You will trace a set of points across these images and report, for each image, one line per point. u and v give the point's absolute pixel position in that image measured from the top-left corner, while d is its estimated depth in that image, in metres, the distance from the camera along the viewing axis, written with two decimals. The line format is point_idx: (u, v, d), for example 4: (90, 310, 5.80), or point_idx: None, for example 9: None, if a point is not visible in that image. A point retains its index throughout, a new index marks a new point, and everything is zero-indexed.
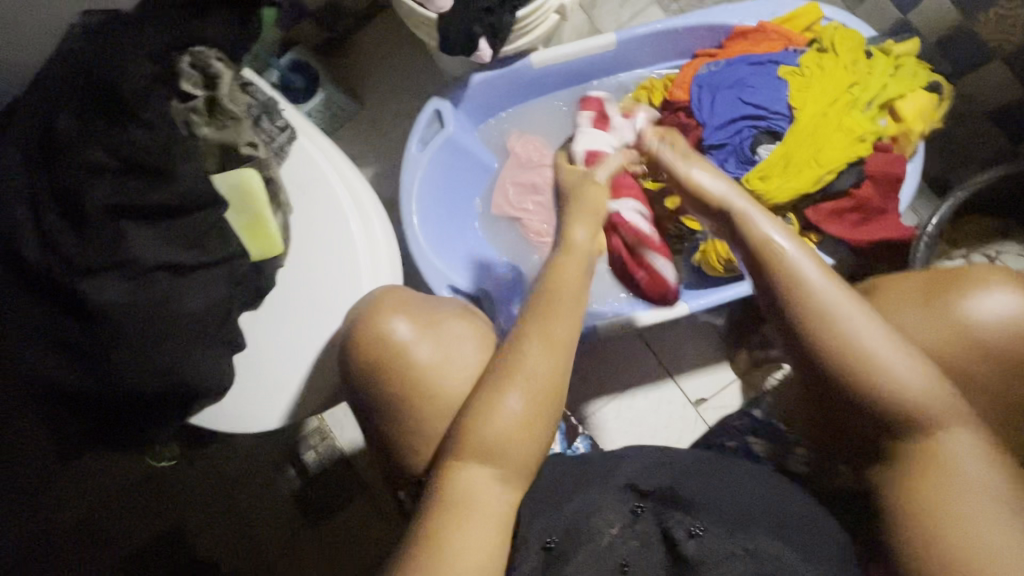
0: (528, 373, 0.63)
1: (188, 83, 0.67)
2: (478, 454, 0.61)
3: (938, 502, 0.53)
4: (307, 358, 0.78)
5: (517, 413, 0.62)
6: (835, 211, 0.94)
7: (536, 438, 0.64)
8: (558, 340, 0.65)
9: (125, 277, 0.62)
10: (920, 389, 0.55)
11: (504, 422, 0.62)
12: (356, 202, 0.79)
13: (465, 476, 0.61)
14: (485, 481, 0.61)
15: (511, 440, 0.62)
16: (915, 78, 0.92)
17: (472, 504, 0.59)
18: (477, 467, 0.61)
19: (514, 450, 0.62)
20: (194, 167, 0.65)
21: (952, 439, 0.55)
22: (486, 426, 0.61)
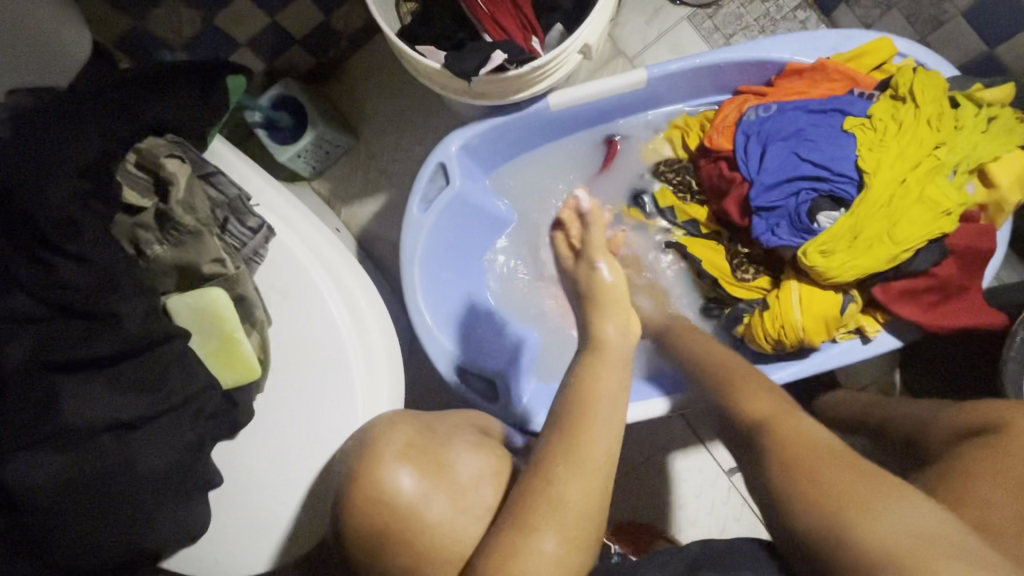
0: (565, 505, 0.53)
1: (133, 191, 0.56)
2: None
3: (825, 486, 0.50)
4: (296, 494, 0.65)
5: (556, 557, 0.52)
6: (909, 290, 0.80)
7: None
8: (596, 448, 0.56)
9: (64, 448, 0.50)
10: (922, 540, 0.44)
11: (540, 569, 0.51)
12: (350, 308, 0.67)
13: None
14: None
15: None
16: (1012, 134, 0.77)
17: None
18: None
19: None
20: (146, 303, 0.54)
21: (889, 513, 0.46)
22: (517, 573, 0.50)
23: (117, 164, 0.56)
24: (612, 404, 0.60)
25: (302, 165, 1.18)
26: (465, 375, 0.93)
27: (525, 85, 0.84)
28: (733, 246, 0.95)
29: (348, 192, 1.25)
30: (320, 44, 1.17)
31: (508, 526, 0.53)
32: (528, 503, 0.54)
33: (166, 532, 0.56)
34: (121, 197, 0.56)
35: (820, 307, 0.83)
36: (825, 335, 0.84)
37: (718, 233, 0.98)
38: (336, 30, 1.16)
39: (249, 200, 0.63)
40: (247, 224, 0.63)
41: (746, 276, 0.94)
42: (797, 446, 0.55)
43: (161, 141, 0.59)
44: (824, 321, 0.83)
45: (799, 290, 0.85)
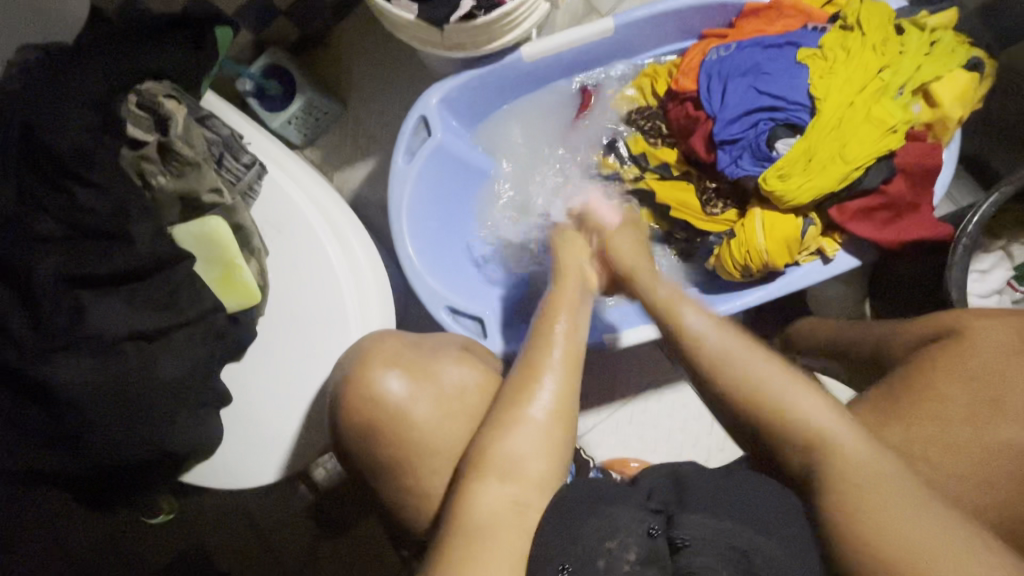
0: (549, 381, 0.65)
1: (137, 127, 0.61)
2: (500, 470, 0.59)
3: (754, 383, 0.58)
4: (298, 407, 0.72)
5: (539, 422, 0.62)
6: (863, 210, 0.85)
7: (559, 449, 0.62)
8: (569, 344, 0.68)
9: (92, 353, 0.58)
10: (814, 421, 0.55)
11: (527, 432, 0.62)
12: (338, 238, 0.73)
13: (485, 494, 0.58)
14: (505, 501, 0.58)
15: (535, 451, 0.61)
16: (953, 56, 0.82)
17: (493, 525, 0.56)
18: (492, 480, 0.59)
19: (536, 461, 0.61)
20: (153, 224, 0.60)
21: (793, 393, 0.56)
22: (505, 437, 0.61)
23: (119, 105, 0.61)
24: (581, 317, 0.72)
25: (293, 132, 1.24)
26: (453, 315, 0.98)
27: (496, 34, 0.89)
28: (702, 183, 1.00)
29: (339, 158, 1.31)
30: (305, 15, 1.22)
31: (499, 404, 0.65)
32: (516, 384, 0.65)
33: (184, 437, 0.64)
34: (125, 131, 0.61)
35: (782, 231, 0.88)
36: (787, 258, 0.90)
37: (688, 173, 1.03)
38: (320, 0, 1.21)
39: (242, 140, 0.70)
40: (241, 161, 0.69)
41: (715, 210, 0.98)
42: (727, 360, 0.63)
43: (159, 85, 0.64)
44: (786, 244, 0.88)
45: (762, 216, 0.90)
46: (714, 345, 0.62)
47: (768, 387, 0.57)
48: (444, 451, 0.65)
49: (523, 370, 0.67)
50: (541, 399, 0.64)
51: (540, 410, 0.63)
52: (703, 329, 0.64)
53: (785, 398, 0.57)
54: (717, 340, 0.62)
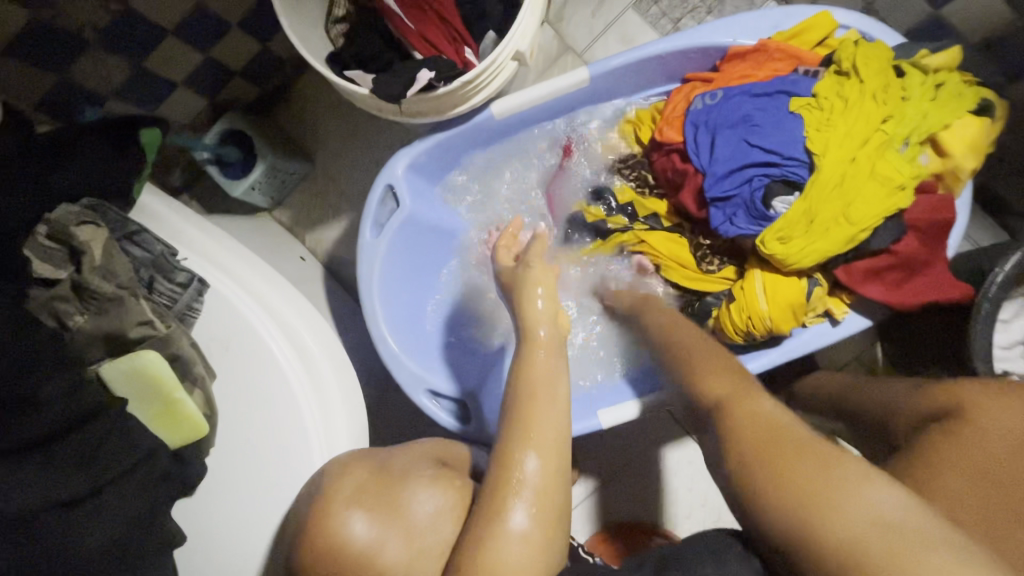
0: (525, 483, 0.57)
1: (44, 264, 0.54)
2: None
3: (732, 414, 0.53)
4: (256, 547, 0.64)
5: (525, 533, 0.54)
6: (872, 271, 0.78)
7: (550, 563, 0.55)
8: (549, 441, 0.59)
9: (1, 539, 0.48)
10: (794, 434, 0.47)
11: (515, 551, 0.53)
12: (293, 344, 0.65)
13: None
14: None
15: (524, 569, 0.53)
16: (961, 99, 0.75)
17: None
18: None
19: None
20: (69, 376, 0.52)
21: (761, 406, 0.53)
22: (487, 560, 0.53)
23: (25, 239, 0.54)
24: (561, 392, 0.64)
25: (258, 198, 1.17)
26: (434, 397, 0.91)
27: (458, 99, 0.82)
28: (695, 238, 0.94)
29: (310, 218, 1.24)
30: (263, 72, 1.15)
31: (480, 515, 0.57)
32: (494, 486, 0.57)
33: None
34: (31, 270, 0.54)
35: (785, 296, 0.81)
36: (793, 322, 0.82)
37: (681, 225, 0.97)
38: (276, 57, 1.14)
39: (175, 255, 0.61)
40: (175, 280, 0.61)
41: (711, 267, 0.92)
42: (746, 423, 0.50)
43: (74, 206, 0.57)
44: (791, 309, 0.81)
45: (762, 278, 0.83)
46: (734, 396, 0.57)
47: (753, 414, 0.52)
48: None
49: (491, 471, 0.59)
50: (518, 510, 0.55)
51: (520, 518, 0.55)
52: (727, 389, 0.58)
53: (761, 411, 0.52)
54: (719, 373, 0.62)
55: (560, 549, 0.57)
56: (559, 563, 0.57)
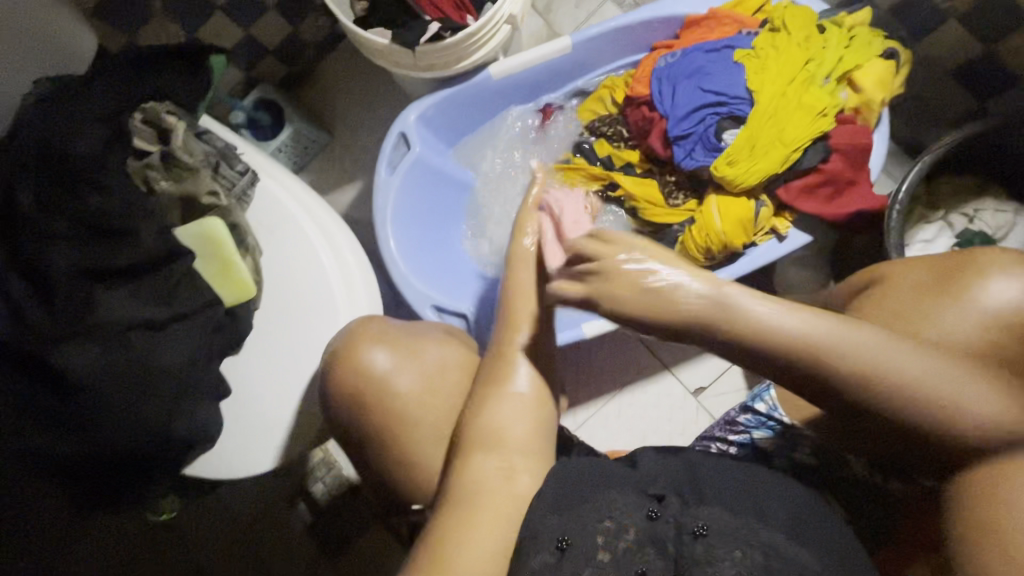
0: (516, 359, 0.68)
1: (140, 139, 0.69)
2: (485, 441, 0.63)
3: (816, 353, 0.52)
4: (292, 394, 0.77)
5: (519, 396, 0.66)
6: (806, 188, 0.94)
7: (543, 418, 0.67)
8: (528, 329, 0.69)
9: (99, 341, 0.63)
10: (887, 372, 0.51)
11: (505, 406, 0.65)
12: (324, 231, 0.80)
13: (475, 467, 0.62)
14: (491, 471, 0.62)
15: (516, 424, 0.64)
16: (870, 46, 0.92)
17: (486, 496, 0.60)
18: (489, 456, 0.62)
19: (518, 435, 0.64)
20: (157, 225, 0.67)
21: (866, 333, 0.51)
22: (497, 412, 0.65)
23: (127, 120, 0.69)
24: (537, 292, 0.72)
25: (284, 160, 1.33)
26: (439, 313, 1.04)
27: (462, 53, 0.99)
28: (662, 178, 1.08)
29: (327, 181, 1.39)
30: (292, 53, 1.33)
31: (482, 379, 0.68)
32: (492, 363, 0.68)
33: (185, 421, 0.68)
34: (132, 143, 0.69)
35: (736, 213, 0.96)
36: (744, 238, 0.97)
37: (650, 170, 1.11)
38: (304, 39, 1.32)
39: (235, 150, 0.79)
40: (235, 169, 0.77)
41: (677, 201, 1.07)
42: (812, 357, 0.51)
43: (162, 104, 0.73)
44: (741, 225, 0.96)
45: (717, 201, 0.97)
46: (806, 335, 0.51)
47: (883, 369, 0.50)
48: (425, 424, 0.69)
49: (489, 357, 0.69)
50: (519, 379, 0.66)
51: (521, 386, 0.66)
52: (794, 319, 0.51)
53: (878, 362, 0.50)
54: (860, 341, 0.51)
55: (551, 412, 0.68)
56: (552, 433, 0.67)
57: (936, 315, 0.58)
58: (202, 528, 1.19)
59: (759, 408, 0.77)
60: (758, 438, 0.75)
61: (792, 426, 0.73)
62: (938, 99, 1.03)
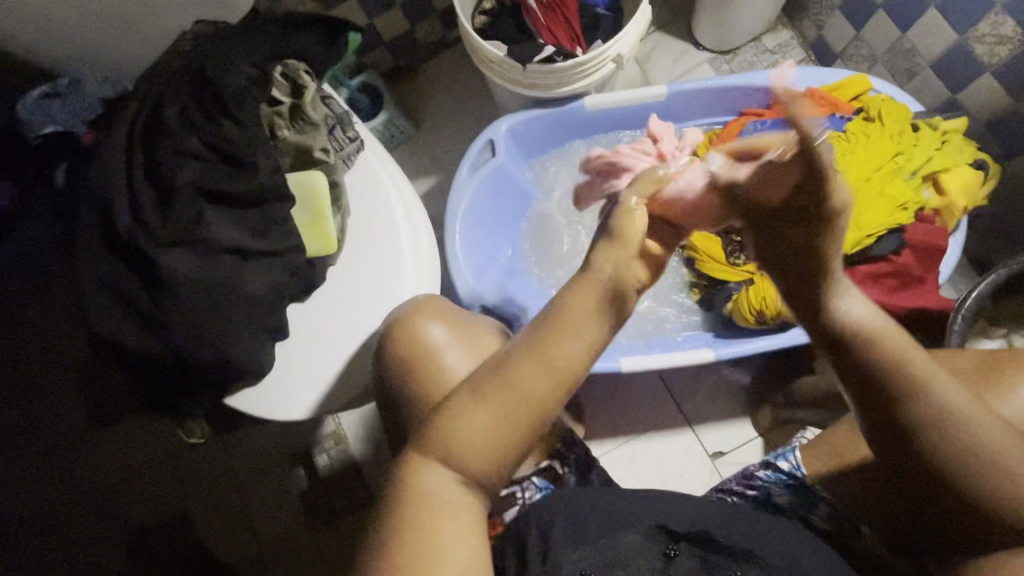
0: (518, 361, 0.51)
1: (278, 90, 0.76)
2: (448, 452, 0.51)
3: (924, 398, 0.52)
4: (342, 353, 0.80)
5: (488, 418, 0.50)
6: (873, 275, 0.94)
7: (521, 435, 0.50)
8: (562, 318, 0.51)
9: (197, 253, 0.69)
10: (988, 431, 0.51)
11: (471, 427, 0.50)
12: (406, 209, 0.85)
13: (429, 484, 0.51)
14: (451, 487, 0.51)
15: (486, 446, 0.50)
16: (961, 153, 0.94)
17: (441, 510, 0.50)
18: (444, 474, 0.51)
19: (484, 460, 0.50)
20: (274, 162, 0.72)
21: (971, 400, 0.52)
22: (459, 432, 0.50)
23: (270, 70, 0.75)
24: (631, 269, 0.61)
25: None
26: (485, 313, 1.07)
27: (567, 78, 1.04)
28: (728, 236, 1.11)
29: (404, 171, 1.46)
30: (402, 49, 1.43)
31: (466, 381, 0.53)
32: (484, 375, 0.52)
33: (247, 350, 0.72)
34: (271, 91, 0.75)
35: None
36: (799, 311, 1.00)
37: None
38: (417, 39, 1.41)
39: (351, 117, 0.82)
40: (346, 134, 0.82)
41: (738, 261, 1.10)
42: (928, 397, 0.52)
43: (299, 64, 0.79)
44: None
45: (780, 270, 1.01)
46: (931, 384, 0.52)
47: (993, 447, 0.51)
48: None
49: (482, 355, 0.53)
50: (488, 397, 0.50)
51: (491, 407, 0.50)
52: (924, 363, 0.52)
53: (981, 436, 0.51)
54: (971, 416, 0.51)
55: (521, 447, 0.51)
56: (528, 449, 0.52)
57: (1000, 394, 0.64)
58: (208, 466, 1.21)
59: (781, 466, 0.77)
60: (775, 495, 0.76)
61: (809, 484, 0.74)
62: (1018, 220, 1.03)
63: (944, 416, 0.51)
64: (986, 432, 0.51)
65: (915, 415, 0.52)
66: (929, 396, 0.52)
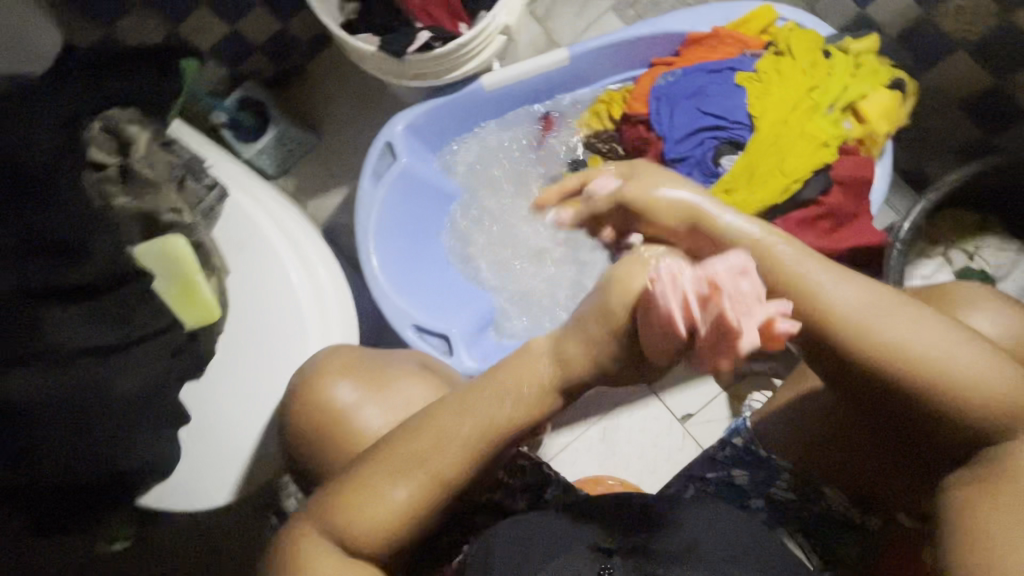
0: (436, 450, 0.49)
1: (98, 151, 0.65)
2: (339, 524, 0.50)
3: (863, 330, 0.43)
4: (255, 425, 0.73)
5: (393, 504, 0.49)
6: (806, 220, 0.89)
7: (429, 517, 0.50)
8: (491, 403, 0.49)
9: (39, 369, 0.57)
10: (945, 356, 0.42)
11: (372, 510, 0.49)
12: (295, 250, 0.75)
13: (320, 554, 0.50)
14: (336, 558, 0.50)
15: (387, 531, 0.50)
16: (877, 75, 0.89)
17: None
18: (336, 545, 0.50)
19: (383, 539, 0.50)
20: (112, 240, 0.62)
21: (916, 321, 0.44)
22: (356, 511, 0.49)
23: (85, 128, 0.64)
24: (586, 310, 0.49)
25: (267, 162, 1.28)
26: (420, 333, 0.98)
27: (455, 62, 0.94)
28: None
29: (312, 186, 1.33)
30: (279, 51, 1.27)
31: (374, 448, 0.51)
32: (395, 448, 0.50)
33: (140, 452, 0.65)
34: (88, 155, 0.64)
35: None
36: None
37: None
38: (293, 37, 1.26)
39: (202, 163, 0.75)
40: (202, 182, 0.74)
41: None
42: (864, 335, 0.43)
43: (124, 111, 0.67)
44: None
45: None
46: (859, 313, 0.44)
47: (956, 373, 0.42)
48: None
49: (401, 430, 0.52)
50: (402, 485, 0.49)
51: (399, 493, 0.49)
52: (849, 289, 0.45)
53: (906, 331, 0.43)
54: (885, 312, 0.43)
55: (424, 527, 0.51)
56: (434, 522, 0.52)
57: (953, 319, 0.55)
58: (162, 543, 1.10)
59: (736, 444, 0.69)
60: (736, 476, 0.69)
61: (766, 458, 0.66)
62: (944, 131, 1.00)
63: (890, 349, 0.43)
64: (940, 355, 0.42)
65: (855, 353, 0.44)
66: (866, 325, 0.43)
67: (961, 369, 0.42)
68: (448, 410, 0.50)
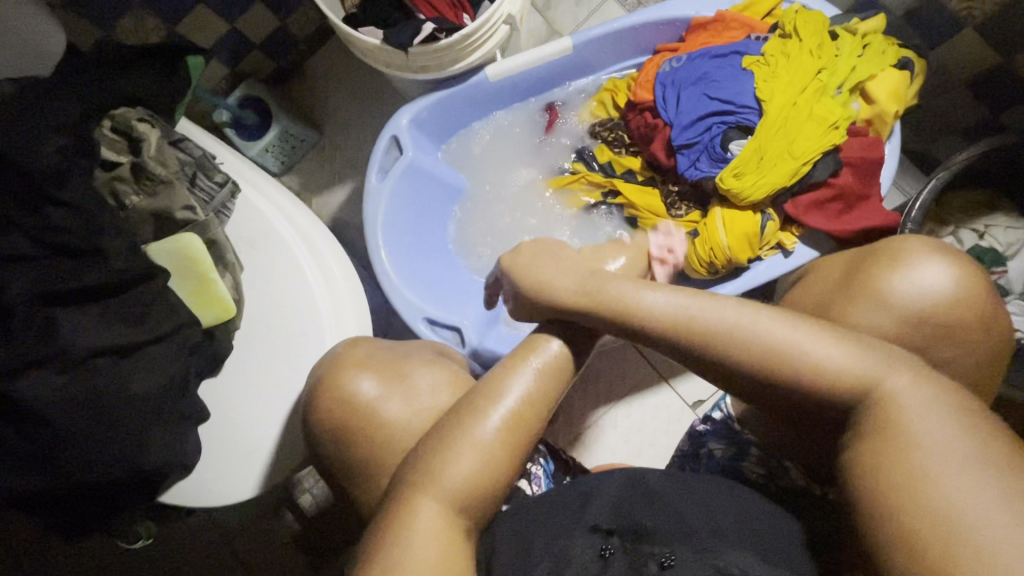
0: (513, 397, 0.55)
1: (110, 150, 0.68)
2: (435, 489, 0.51)
3: (716, 334, 0.53)
4: (275, 421, 0.72)
5: (487, 443, 0.53)
6: (815, 202, 0.90)
7: (514, 463, 0.54)
8: (553, 361, 0.58)
9: (60, 369, 0.59)
10: (791, 346, 0.51)
11: (467, 454, 0.52)
12: (308, 245, 0.75)
13: (421, 513, 0.50)
14: (435, 526, 0.50)
15: (484, 474, 0.52)
16: (885, 55, 0.89)
17: (426, 555, 0.48)
18: (434, 503, 0.51)
19: (477, 492, 0.52)
20: (125, 241, 0.64)
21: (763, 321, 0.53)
22: (452, 455, 0.52)
23: (94, 129, 0.67)
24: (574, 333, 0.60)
25: (271, 160, 1.27)
26: (432, 326, 0.97)
27: (459, 54, 0.94)
28: (665, 188, 1.04)
29: (317, 183, 1.33)
30: (279, 47, 1.27)
31: (454, 409, 0.56)
32: (475, 403, 0.55)
33: (161, 454, 0.64)
34: (100, 155, 0.67)
35: (741, 226, 0.92)
36: (750, 253, 0.93)
37: (653, 178, 1.07)
38: (292, 33, 1.26)
39: (213, 159, 0.74)
40: (214, 179, 0.73)
41: (679, 212, 1.02)
42: (722, 340, 0.53)
43: (133, 110, 0.69)
44: (746, 239, 0.92)
45: (722, 214, 0.94)
46: (708, 317, 0.54)
47: (795, 361, 0.51)
48: None
49: (473, 390, 0.57)
50: (494, 420, 0.54)
51: (491, 433, 0.53)
52: (696, 299, 0.55)
53: (750, 331, 0.52)
54: (739, 316, 0.53)
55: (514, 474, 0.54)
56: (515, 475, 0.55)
57: (860, 297, 0.62)
58: (183, 540, 1.10)
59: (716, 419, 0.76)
60: (713, 450, 0.72)
61: (739, 431, 0.72)
62: (951, 110, 0.99)
63: (739, 352, 0.52)
64: (783, 345, 0.51)
65: (718, 353, 0.53)
66: (718, 329, 0.53)
67: (804, 359, 0.51)
68: (522, 373, 0.56)
